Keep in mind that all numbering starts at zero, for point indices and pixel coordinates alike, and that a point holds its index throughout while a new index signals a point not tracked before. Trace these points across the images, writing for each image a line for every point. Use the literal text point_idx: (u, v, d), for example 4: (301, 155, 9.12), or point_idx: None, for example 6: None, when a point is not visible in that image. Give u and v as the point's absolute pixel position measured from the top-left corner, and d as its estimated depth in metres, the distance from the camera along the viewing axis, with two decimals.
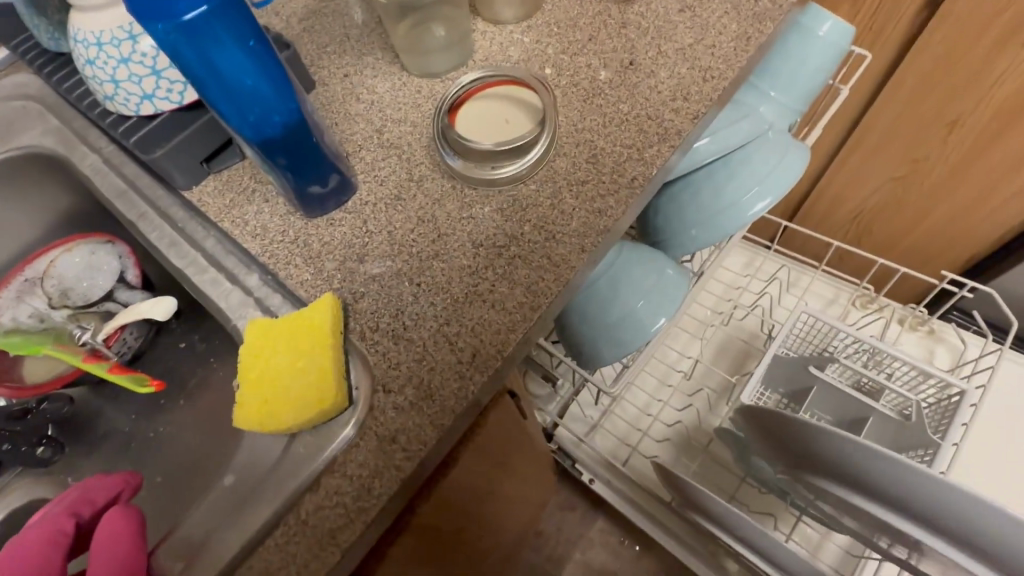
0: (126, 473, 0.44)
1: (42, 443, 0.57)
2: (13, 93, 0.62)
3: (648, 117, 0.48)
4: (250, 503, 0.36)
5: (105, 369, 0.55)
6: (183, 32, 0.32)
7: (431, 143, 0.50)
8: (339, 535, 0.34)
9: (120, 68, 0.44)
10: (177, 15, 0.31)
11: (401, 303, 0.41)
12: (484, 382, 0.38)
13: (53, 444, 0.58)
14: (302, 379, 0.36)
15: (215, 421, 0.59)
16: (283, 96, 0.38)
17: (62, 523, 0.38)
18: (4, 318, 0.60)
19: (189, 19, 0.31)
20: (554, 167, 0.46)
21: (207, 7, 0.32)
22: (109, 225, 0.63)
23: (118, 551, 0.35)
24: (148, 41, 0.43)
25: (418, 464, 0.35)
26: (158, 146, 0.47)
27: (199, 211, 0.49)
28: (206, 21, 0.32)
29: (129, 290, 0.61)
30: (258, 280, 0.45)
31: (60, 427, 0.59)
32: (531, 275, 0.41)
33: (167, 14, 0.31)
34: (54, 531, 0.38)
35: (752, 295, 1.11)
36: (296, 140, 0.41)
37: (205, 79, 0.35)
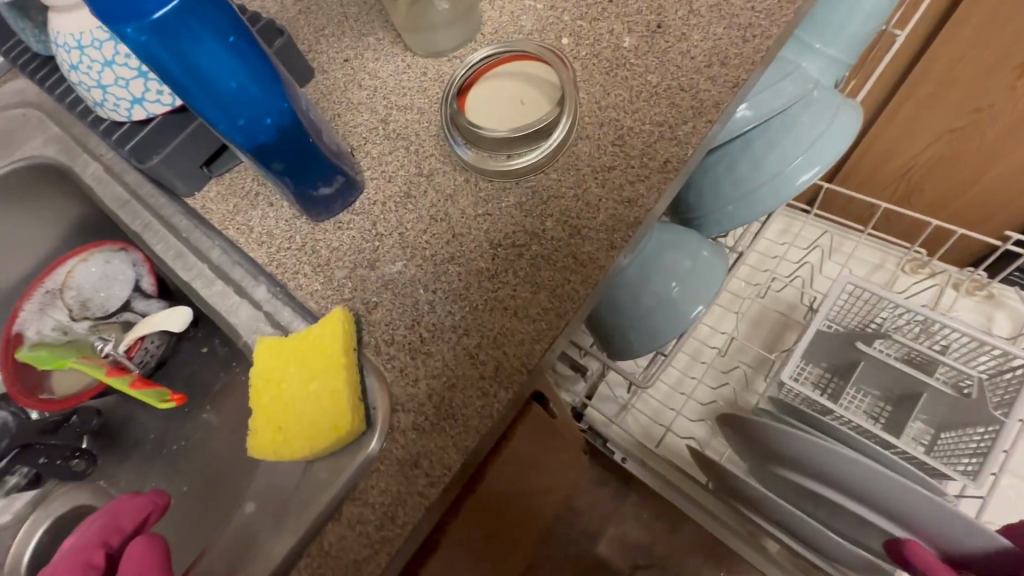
0: (152, 494, 0.47)
1: (75, 456, 0.58)
2: (13, 102, 0.61)
3: (681, 88, 0.42)
4: (271, 531, 0.34)
5: (129, 382, 0.54)
6: (156, 33, 0.28)
7: (441, 131, 0.46)
8: (364, 567, 0.32)
9: (105, 72, 0.41)
10: (145, 14, 0.27)
11: (418, 312, 0.38)
12: (509, 399, 0.35)
13: (86, 456, 0.59)
14: (317, 402, 0.34)
15: (240, 425, 0.58)
16: (273, 94, 0.35)
17: (91, 553, 0.41)
18: (29, 332, 0.60)
19: (159, 17, 0.28)
20: (576, 152, 0.42)
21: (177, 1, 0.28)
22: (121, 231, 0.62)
23: None
24: None
25: (443, 490, 0.33)
26: (154, 154, 0.44)
27: (203, 219, 0.47)
28: (177, 17, 0.28)
29: (146, 299, 0.60)
30: (266, 291, 0.43)
31: (94, 439, 0.60)
32: (556, 277, 0.38)
33: (134, 14, 0.27)
34: (85, 562, 0.41)
35: (791, 264, 1.04)
36: (291, 142, 0.37)
37: (185, 83, 0.31)
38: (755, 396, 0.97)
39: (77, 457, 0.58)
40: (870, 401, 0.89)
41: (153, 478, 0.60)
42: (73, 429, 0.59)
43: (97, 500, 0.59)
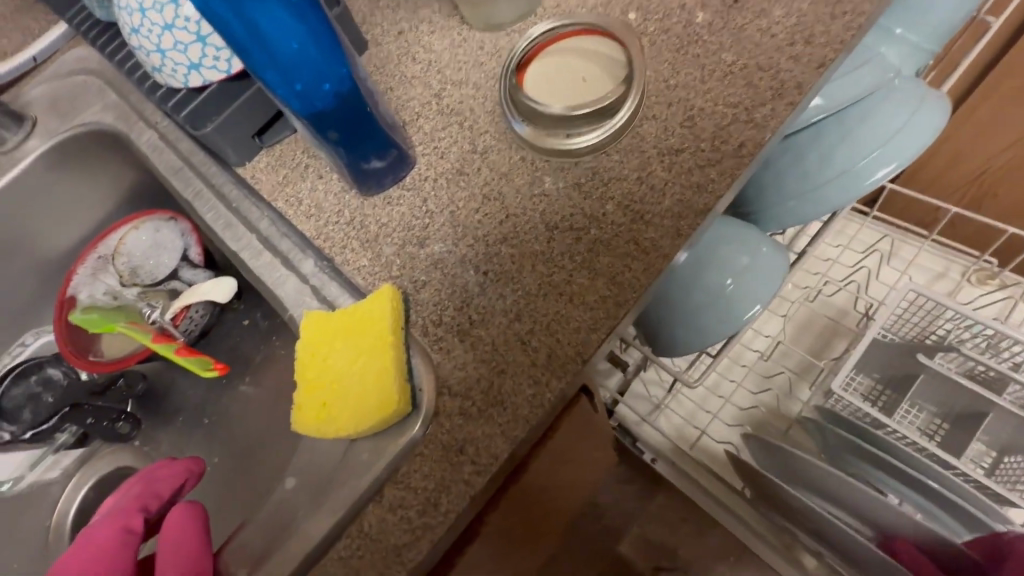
0: (189, 460, 0.47)
1: (120, 419, 0.60)
2: (75, 69, 0.62)
3: (759, 67, 0.39)
4: (309, 510, 0.33)
5: (174, 349, 0.55)
6: None
7: (496, 107, 0.44)
8: (405, 552, 0.31)
9: (165, 35, 0.41)
10: None
11: (467, 294, 0.37)
12: (562, 390, 0.33)
13: (130, 420, 0.61)
14: (363, 378, 0.33)
15: (280, 399, 0.58)
16: (333, 59, 0.34)
17: (129, 518, 0.42)
18: (81, 295, 0.61)
19: None
20: (641, 133, 0.39)
21: None
22: (173, 201, 0.62)
23: (182, 555, 0.35)
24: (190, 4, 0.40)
25: (488, 480, 0.32)
26: (208, 121, 0.44)
27: (254, 190, 0.47)
28: None
29: (193, 269, 0.60)
30: (312, 267, 0.42)
31: (138, 404, 0.62)
32: (616, 264, 0.35)
33: None
34: (123, 526, 0.41)
35: (845, 268, 0.99)
36: (348, 111, 0.36)
37: (248, 45, 0.30)
38: (798, 405, 0.92)
39: (123, 420, 0.60)
40: (925, 417, 0.83)
41: (192, 446, 0.61)
42: (121, 392, 0.60)
43: (140, 462, 0.61)
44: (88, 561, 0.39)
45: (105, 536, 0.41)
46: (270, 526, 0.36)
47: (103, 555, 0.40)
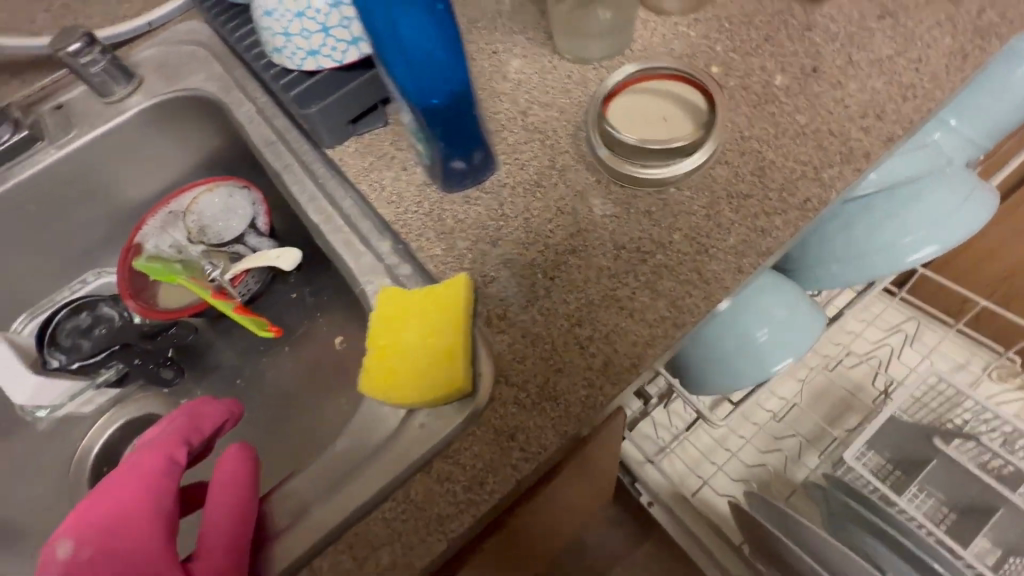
0: (229, 402, 0.49)
1: (166, 365, 0.63)
2: (184, 39, 0.67)
3: (831, 133, 0.42)
4: (357, 468, 0.35)
5: (232, 306, 0.61)
6: None
7: (577, 132, 0.47)
8: (447, 523, 0.32)
9: (295, 22, 0.45)
10: None
11: (533, 295, 0.39)
12: (615, 396, 0.35)
13: (173, 367, 0.64)
14: (431, 351, 0.36)
15: (320, 375, 0.62)
16: (458, 66, 0.37)
17: (174, 451, 0.43)
18: (149, 244, 0.66)
19: None
20: (713, 175, 0.42)
21: None
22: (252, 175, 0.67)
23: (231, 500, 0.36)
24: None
25: (533, 468, 0.33)
26: (313, 103, 0.48)
27: (339, 170, 0.50)
28: None
29: (258, 237, 0.63)
30: (386, 249, 0.45)
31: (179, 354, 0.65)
32: (677, 289, 0.38)
33: None
34: (168, 456, 0.43)
35: (868, 342, 1.00)
36: (459, 113, 0.39)
37: (386, 42, 0.35)
38: (806, 471, 0.93)
39: (168, 365, 0.63)
40: (932, 504, 0.82)
41: None
42: (167, 340, 0.63)
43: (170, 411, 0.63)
44: (135, 485, 0.41)
45: (151, 464, 0.42)
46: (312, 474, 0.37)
47: (151, 482, 0.41)
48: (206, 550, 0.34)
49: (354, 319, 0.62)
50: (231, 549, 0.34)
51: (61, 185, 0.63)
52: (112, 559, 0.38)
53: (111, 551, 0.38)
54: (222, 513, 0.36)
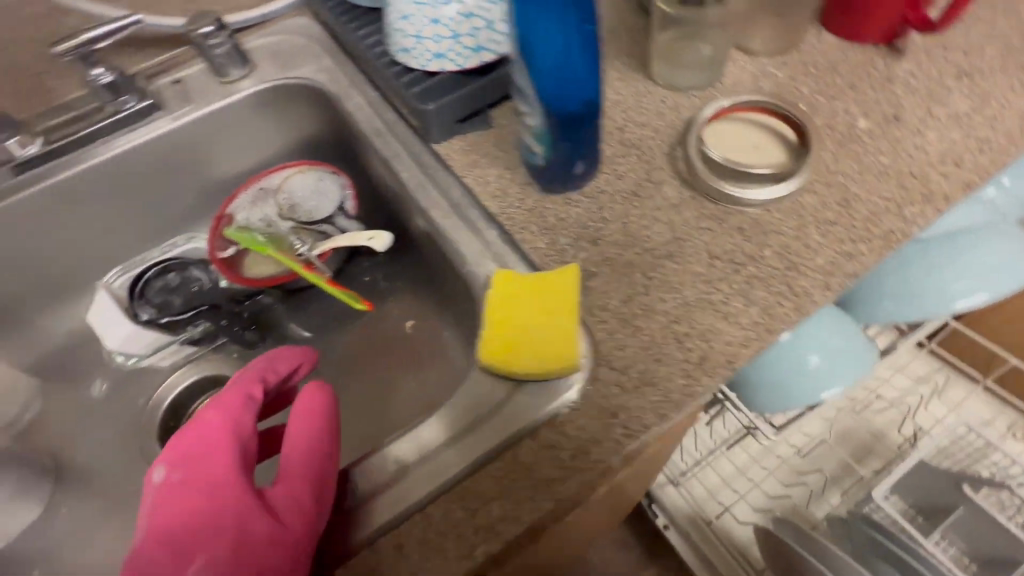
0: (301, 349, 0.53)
1: (251, 327, 0.67)
2: (295, 32, 0.72)
3: (912, 174, 0.46)
4: (468, 428, 0.38)
5: (324, 281, 0.62)
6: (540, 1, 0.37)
7: (672, 150, 0.51)
8: (554, 485, 0.35)
9: (427, 27, 0.50)
10: None
11: (632, 291, 0.43)
12: (711, 388, 0.38)
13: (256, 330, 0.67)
14: (551, 331, 0.38)
15: (390, 355, 0.65)
16: (593, 81, 0.41)
17: (253, 386, 0.45)
18: (241, 217, 0.70)
19: None
20: (800, 201, 0.46)
21: None
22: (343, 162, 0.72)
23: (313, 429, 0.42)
24: (453, 8, 0.49)
25: (635, 444, 0.36)
26: (431, 101, 0.53)
27: (446, 164, 0.54)
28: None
29: (347, 219, 0.67)
30: (490, 238, 0.48)
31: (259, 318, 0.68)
32: (769, 298, 0.41)
33: None
34: (247, 392, 0.45)
35: (895, 389, 1.03)
36: (585, 123, 0.43)
37: (535, 51, 0.39)
38: (826, 508, 0.94)
39: (252, 327, 0.67)
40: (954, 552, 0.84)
41: None
42: (251, 306, 0.67)
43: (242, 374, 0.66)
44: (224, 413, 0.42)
45: (232, 397, 0.44)
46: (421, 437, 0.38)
47: (234, 412, 0.43)
48: (290, 473, 0.39)
49: (427, 306, 0.65)
50: (310, 476, 0.39)
51: (170, 152, 0.68)
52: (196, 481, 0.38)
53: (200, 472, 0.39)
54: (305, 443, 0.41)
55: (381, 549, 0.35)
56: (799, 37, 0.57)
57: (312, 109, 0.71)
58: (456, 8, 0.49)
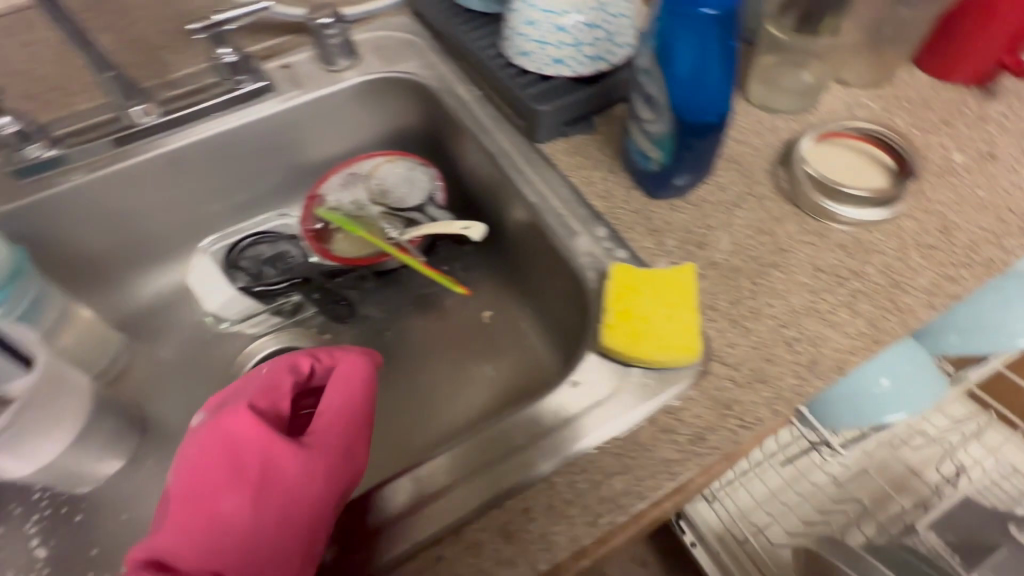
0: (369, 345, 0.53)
1: (342, 303, 0.69)
2: (400, 28, 0.76)
3: (1009, 209, 0.49)
4: (588, 407, 0.40)
5: (418, 265, 0.66)
6: (685, 19, 0.41)
7: (772, 168, 0.54)
8: (674, 467, 0.37)
9: (546, 34, 0.54)
10: (696, 7, 0.40)
11: (740, 294, 0.45)
12: (820, 390, 0.40)
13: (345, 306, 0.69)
14: (672, 323, 0.41)
15: (467, 342, 0.68)
16: (723, 97, 0.43)
17: (301, 360, 0.49)
18: (331, 198, 0.74)
19: (703, 12, 0.40)
20: (900, 225, 0.48)
21: (718, 11, 0.40)
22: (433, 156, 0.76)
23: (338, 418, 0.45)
24: (568, 20, 0.53)
25: (749, 435, 0.38)
26: (545, 102, 0.56)
27: (551, 163, 0.57)
28: (710, 19, 0.40)
29: (437, 209, 0.70)
30: (599, 233, 0.50)
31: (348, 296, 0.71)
32: (874, 312, 0.43)
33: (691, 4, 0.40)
34: (294, 364, 0.48)
35: (933, 427, 1.04)
36: (705, 134, 0.45)
37: (670, 62, 0.42)
38: (861, 537, 0.90)
39: (342, 304, 0.69)
40: None
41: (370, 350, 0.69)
42: (340, 283, 0.70)
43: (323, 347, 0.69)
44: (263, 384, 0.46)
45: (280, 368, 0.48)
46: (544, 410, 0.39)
47: (278, 381, 0.46)
48: (319, 429, 0.44)
49: (507, 298, 0.68)
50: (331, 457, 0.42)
51: (274, 131, 0.72)
52: (228, 447, 0.41)
53: (229, 427, 0.42)
54: (337, 402, 0.45)
55: (508, 509, 0.36)
56: (893, 73, 0.60)
57: (408, 102, 0.75)
58: (572, 19, 0.53)
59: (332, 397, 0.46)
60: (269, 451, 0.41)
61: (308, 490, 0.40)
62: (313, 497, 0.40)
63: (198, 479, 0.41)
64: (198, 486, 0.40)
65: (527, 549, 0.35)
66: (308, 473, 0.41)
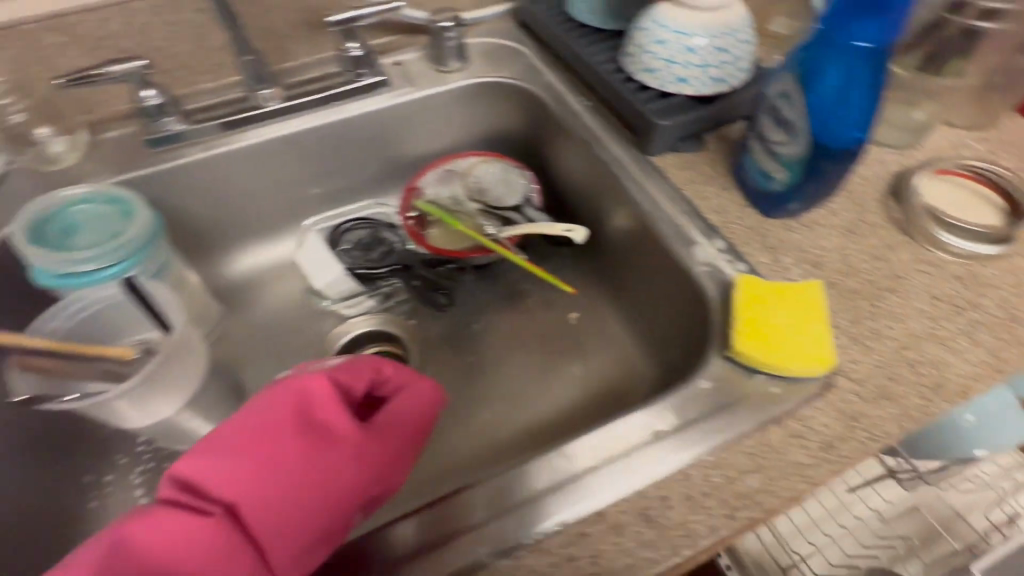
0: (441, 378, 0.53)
1: (442, 293, 0.72)
2: (506, 37, 0.80)
3: None
4: (720, 408, 0.42)
5: (522, 261, 0.69)
6: (835, 50, 0.43)
7: (884, 197, 0.56)
8: (806, 470, 0.39)
9: (674, 54, 0.57)
10: (849, 40, 0.43)
11: (860, 314, 0.47)
12: (943, 412, 0.42)
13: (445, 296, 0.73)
14: (804, 336, 0.43)
15: (553, 340, 0.70)
16: (861, 126, 0.45)
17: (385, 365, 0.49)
18: (430, 192, 0.77)
19: (855, 45, 0.42)
20: (1012, 263, 0.50)
21: (871, 45, 0.42)
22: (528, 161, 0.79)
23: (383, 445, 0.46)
24: (697, 41, 0.56)
25: (876, 448, 0.40)
26: (666, 117, 0.59)
27: (663, 175, 0.60)
28: (861, 53, 0.43)
29: (534, 211, 0.73)
30: (717, 245, 0.53)
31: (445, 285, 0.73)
32: (993, 343, 0.45)
33: (843, 37, 0.43)
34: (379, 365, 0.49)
35: None
36: (838, 159, 0.47)
37: (813, 89, 0.45)
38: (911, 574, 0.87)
39: (442, 293, 0.73)
40: None
41: (458, 340, 0.71)
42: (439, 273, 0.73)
43: (413, 333, 0.71)
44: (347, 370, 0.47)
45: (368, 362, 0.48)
46: (685, 406, 0.41)
47: (360, 373, 0.47)
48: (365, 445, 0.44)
49: (595, 302, 0.71)
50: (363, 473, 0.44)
51: (383, 123, 0.76)
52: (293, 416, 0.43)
53: (308, 393, 0.44)
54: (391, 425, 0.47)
55: (647, 495, 0.38)
56: (998, 118, 0.62)
57: (510, 108, 0.78)
58: (701, 41, 0.56)
59: (399, 406, 0.48)
60: (327, 435, 0.43)
61: (346, 482, 0.42)
62: (340, 494, 0.42)
63: (258, 427, 0.42)
64: (263, 431, 0.42)
65: (668, 534, 0.37)
66: (357, 466, 0.43)
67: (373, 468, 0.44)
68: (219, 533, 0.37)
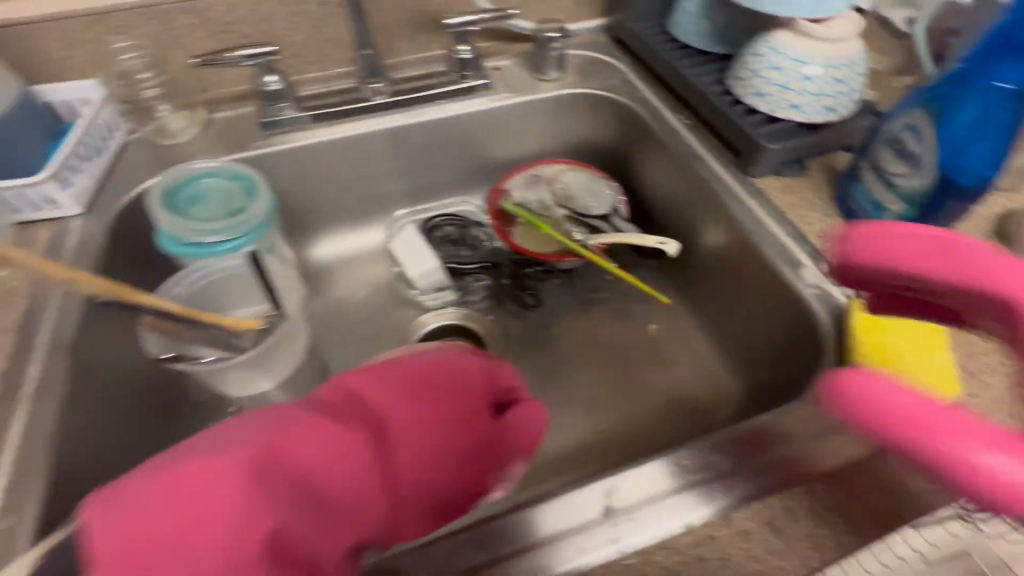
0: None
1: (529, 293, 0.74)
2: (601, 51, 0.82)
3: None
4: (832, 428, 0.44)
5: (614, 268, 0.70)
6: (973, 88, 0.47)
7: (990, 235, 0.57)
8: None
9: (786, 80, 0.59)
10: (987, 80, 0.47)
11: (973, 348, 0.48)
12: None
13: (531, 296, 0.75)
14: (926, 364, 0.45)
15: (632, 349, 0.71)
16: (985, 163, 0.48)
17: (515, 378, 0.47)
18: (516, 193, 0.79)
19: (993, 85, 0.47)
20: None
21: (1006, 88, 0.47)
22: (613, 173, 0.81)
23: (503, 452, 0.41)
24: (809, 70, 0.58)
25: None
26: (773, 141, 0.61)
27: (766, 197, 0.61)
28: (997, 93, 0.47)
29: (622, 221, 0.75)
30: (825, 269, 0.54)
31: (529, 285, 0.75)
32: None
33: (981, 76, 0.47)
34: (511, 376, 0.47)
35: None
36: (959, 192, 0.49)
37: (948, 120, 0.48)
38: None
39: (529, 293, 0.75)
40: None
41: (538, 340, 0.72)
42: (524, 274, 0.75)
43: (494, 330, 0.73)
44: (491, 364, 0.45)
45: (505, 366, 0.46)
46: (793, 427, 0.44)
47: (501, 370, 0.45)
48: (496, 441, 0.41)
49: (677, 315, 0.72)
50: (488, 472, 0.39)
51: (479, 124, 0.78)
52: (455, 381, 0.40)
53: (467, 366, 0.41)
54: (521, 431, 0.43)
55: (771, 506, 0.41)
56: None
57: (600, 119, 0.80)
58: (812, 70, 0.57)
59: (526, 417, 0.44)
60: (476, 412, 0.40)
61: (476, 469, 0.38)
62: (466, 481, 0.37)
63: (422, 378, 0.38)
64: (429, 377, 0.39)
65: (794, 544, 0.39)
66: (490, 453, 0.40)
67: (501, 462, 0.41)
68: (371, 465, 0.33)
